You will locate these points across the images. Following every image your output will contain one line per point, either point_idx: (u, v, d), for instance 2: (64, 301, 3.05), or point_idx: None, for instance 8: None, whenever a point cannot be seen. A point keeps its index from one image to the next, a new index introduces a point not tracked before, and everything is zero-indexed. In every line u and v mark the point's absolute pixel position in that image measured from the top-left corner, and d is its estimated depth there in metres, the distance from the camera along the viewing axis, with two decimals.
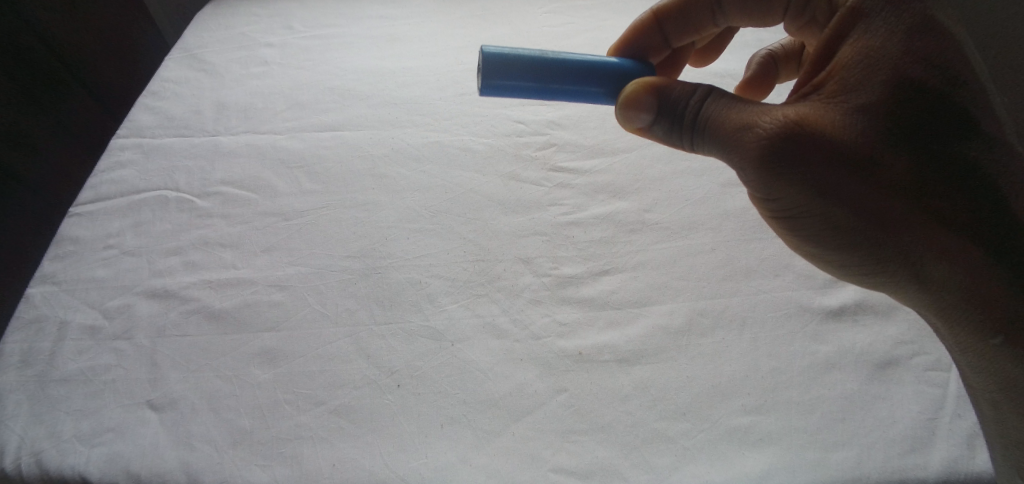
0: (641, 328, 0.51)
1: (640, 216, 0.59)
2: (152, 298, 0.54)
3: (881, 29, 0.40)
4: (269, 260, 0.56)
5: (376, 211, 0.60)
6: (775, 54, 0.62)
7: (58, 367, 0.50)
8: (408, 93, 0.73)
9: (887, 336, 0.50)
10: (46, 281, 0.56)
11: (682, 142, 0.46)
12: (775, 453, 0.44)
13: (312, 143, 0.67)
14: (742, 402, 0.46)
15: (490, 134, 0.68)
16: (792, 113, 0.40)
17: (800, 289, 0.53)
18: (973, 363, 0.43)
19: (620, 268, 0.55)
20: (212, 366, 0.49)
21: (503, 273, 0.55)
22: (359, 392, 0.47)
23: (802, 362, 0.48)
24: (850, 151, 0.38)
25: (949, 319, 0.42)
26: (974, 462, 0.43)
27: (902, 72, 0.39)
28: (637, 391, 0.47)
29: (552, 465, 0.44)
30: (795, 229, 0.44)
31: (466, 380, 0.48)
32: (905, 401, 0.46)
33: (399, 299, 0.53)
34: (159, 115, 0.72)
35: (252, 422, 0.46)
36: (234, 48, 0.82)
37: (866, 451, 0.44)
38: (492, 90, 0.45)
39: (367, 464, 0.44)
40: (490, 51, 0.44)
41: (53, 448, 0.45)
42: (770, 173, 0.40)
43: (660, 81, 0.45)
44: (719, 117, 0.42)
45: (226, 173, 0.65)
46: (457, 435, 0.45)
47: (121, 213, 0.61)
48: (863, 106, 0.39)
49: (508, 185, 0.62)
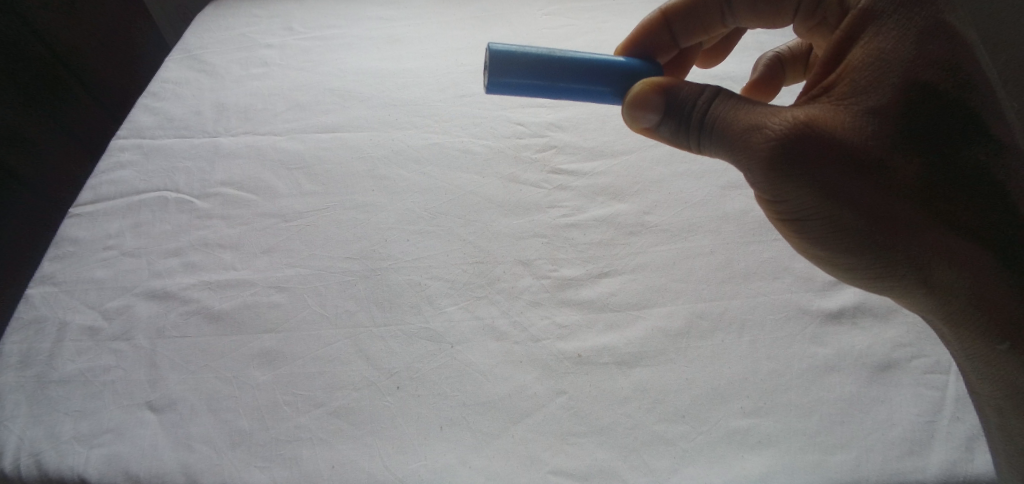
0: (640, 330, 0.51)
1: (639, 218, 0.59)
2: (152, 299, 0.54)
3: (892, 32, 0.40)
4: (270, 261, 0.56)
5: (376, 213, 0.60)
6: (782, 56, 0.62)
7: (57, 367, 0.50)
8: (409, 94, 0.73)
9: (886, 338, 0.50)
10: (46, 282, 0.56)
11: (688, 144, 0.46)
12: (774, 455, 0.44)
13: (313, 144, 0.67)
14: (740, 405, 0.46)
15: (491, 135, 0.68)
16: (801, 114, 0.40)
17: (798, 292, 0.53)
18: (978, 370, 0.43)
19: (619, 270, 0.55)
20: (212, 367, 0.49)
21: (503, 274, 0.55)
22: (359, 393, 0.47)
23: (802, 364, 0.48)
24: (859, 153, 0.39)
25: (956, 324, 0.42)
26: (972, 465, 0.43)
27: (913, 75, 0.39)
28: (636, 392, 0.47)
29: (552, 467, 0.44)
30: (802, 232, 0.44)
31: (465, 382, 0.48)
32: (904, 403, 0.46)
33: (399, 301, 0.53)
34: (159, 115, 0.72)
35: (252, 423, 0.46)
36: (235, 49, 0.82)
37: (866, 454, 0.44)
38: (499, 87, 0.45)
39: (366, 465, 0.44)
40: (498, 49, 0.44)
41: (52, 449, 0.45)
42: (778, 174, 0.40)
43: (668, 82, 0.45)
44: (729, 118, 0.42)
45: (227, 174, 0.65)
46: (457, 436, 0.45)
47: (121, 213, 0.61)
48: (873, 109, 0.39)
49: (508, 187, 0.62)
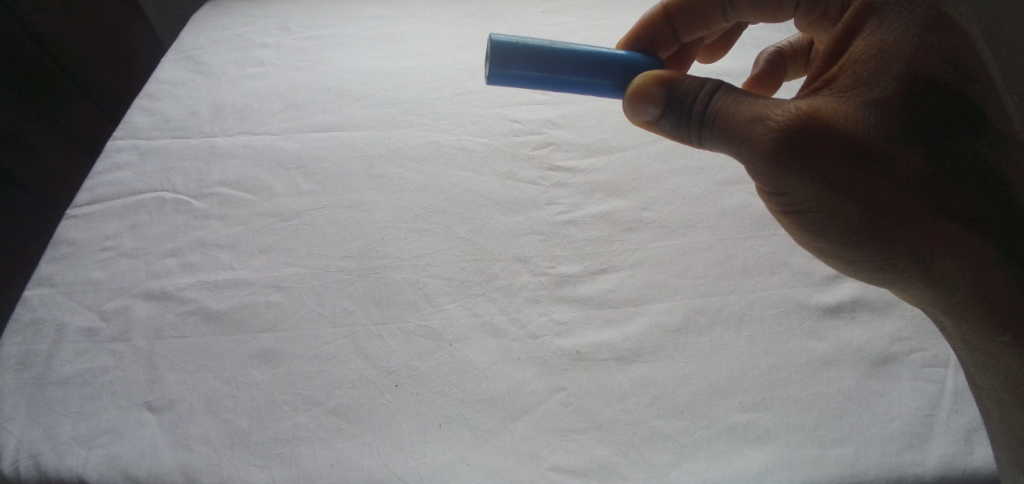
0: (639, 326, 0.51)
1: (637, 215, 0.59)
2: (150, 299, 0.54)
3: (894, 24, 0.40)
4: (268, 260, 0.56)
5: (375, 211, 0.60)
6: (782, 52, 0.61)
7: (56, 369, 0.50)
8: (405, 93, 0.73)
9: (884, 332, 0.50)
10: (44, 284, 0.56)
11: (688, 138, 0.46)
12: (773, 450, 0.44)
13: (310, 143, 0.67)
14: (739, 400, 0.46)
15: (488, 133, 0.68)
16: (803, 106, 0.40)
17: (796, 286, 0.53)
18: (978, 362, 0.43)
19: (618, 267, 0.55)
20: (211, 367, 0.49)
21: (501, 272, 0.55)
22: (358, 392, 0.47)
23: (801, 359, 0.48)
24: (861, 144, 0.38)
25: (958, 317, 0.42)
26: (971, 458, 0.43)
27: (915, 67, 0.39)
28: (635, 388, 0.47)
29: (551, 464, 0.44)
30: (805, 224, 0.44)
31: (464, 379, 0.48)
32: (903, 397, 0.46)
33: (397, 300, 0.53)
34: (156, 116, 0.72)
35: (252, 423, 0.46)
36: (231, 49, 0.82)
37: (865, 448, 0.44)
38: (499, 79, 0.45)
39: (366, 464, 0.44)
40: (499, 41, 0.44)
41: (52, 451, 0.45)
42: (780, 167, 0.40)
43: (668, 75, 0.45)
44: (729, 111, 0.42)
45: (224, 174, 0.65)
46: (457, 434, 0.45)
47: (118, 214, 0.61)
48: (874, 100, 0.39)
49: (506, 184, 0.62)
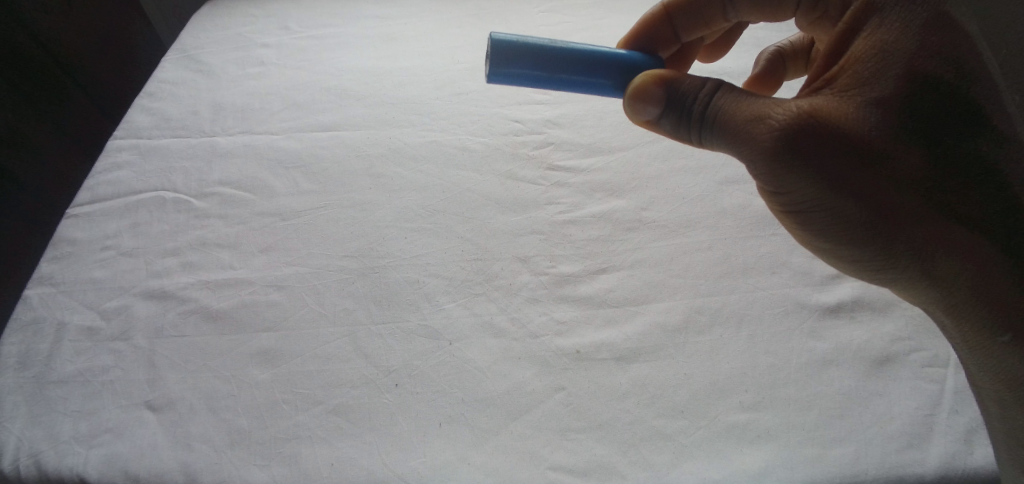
0: (639, 325, 0.51)
1: (637, 215, 0.59)
2: (151, 298, 0.54)
3: (895, 24, 0.40)
4: (268, 260, 0.56)
5: (375, 211, 0.60)
6: (783, 51, 0.62)
7: (56, 368, 0.50)
8: (406, 92, 0.73)
9: (884, 332, 0.50)
10: (44, 283, 0.56)
11: (688, 137, 0.46)
12: (773, 450, 0.44)
13: (311, 143, 0.67)
14: (739, 399, 0.46)
15: (489, 133, 0.68)
16: (804, 105, 0.40)
17: (796, 286, 0.53)
18: (978, 362, 0.43)
19: (618, 266, 0.55)
20: (211, 366, 0.49)
21: (501, 272, 0.55)
22: (358, 391, 0.47)
23: (801, 359, 0.48)
24: (861, 143, 0.38)
25: (958, 316, 0.42)
26: (971, 458, 0.43)
27: (915, 66, 0.39)
28: (635, 388, 0.47)
29: (550, 463, 0.44)
30: (804, 223, 0.44)
31: (464, 379, 0.48)
32: (903, 397, 0.46)
33: (397, 299, 0.53)
34: (157, 116, 0.72)
35: (252, 422, 0.46)
36: (232, 48, 0.82)
37: (865, 448, 0.44)
38: (499, 78, 0.45)
39: (366, 463, 0.44)
40: (499, 40, 0.44)
41: (52, 450, 0.46)
42: (781, 166, 0.40)
43: (669, 74, 0.45)
44: (730, 111, 0.42)
45: (224, 174, 0.65)
46: (457, 434, 0.45)
47: (119, 214, 0.61)
48: (875, 100, 0.39)
49: (506, 184, 0.62)
